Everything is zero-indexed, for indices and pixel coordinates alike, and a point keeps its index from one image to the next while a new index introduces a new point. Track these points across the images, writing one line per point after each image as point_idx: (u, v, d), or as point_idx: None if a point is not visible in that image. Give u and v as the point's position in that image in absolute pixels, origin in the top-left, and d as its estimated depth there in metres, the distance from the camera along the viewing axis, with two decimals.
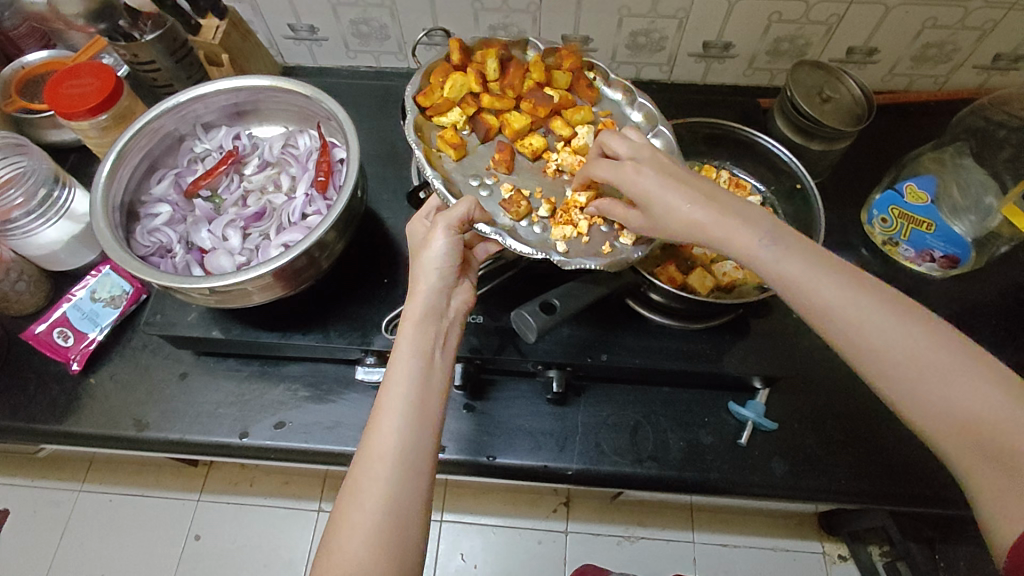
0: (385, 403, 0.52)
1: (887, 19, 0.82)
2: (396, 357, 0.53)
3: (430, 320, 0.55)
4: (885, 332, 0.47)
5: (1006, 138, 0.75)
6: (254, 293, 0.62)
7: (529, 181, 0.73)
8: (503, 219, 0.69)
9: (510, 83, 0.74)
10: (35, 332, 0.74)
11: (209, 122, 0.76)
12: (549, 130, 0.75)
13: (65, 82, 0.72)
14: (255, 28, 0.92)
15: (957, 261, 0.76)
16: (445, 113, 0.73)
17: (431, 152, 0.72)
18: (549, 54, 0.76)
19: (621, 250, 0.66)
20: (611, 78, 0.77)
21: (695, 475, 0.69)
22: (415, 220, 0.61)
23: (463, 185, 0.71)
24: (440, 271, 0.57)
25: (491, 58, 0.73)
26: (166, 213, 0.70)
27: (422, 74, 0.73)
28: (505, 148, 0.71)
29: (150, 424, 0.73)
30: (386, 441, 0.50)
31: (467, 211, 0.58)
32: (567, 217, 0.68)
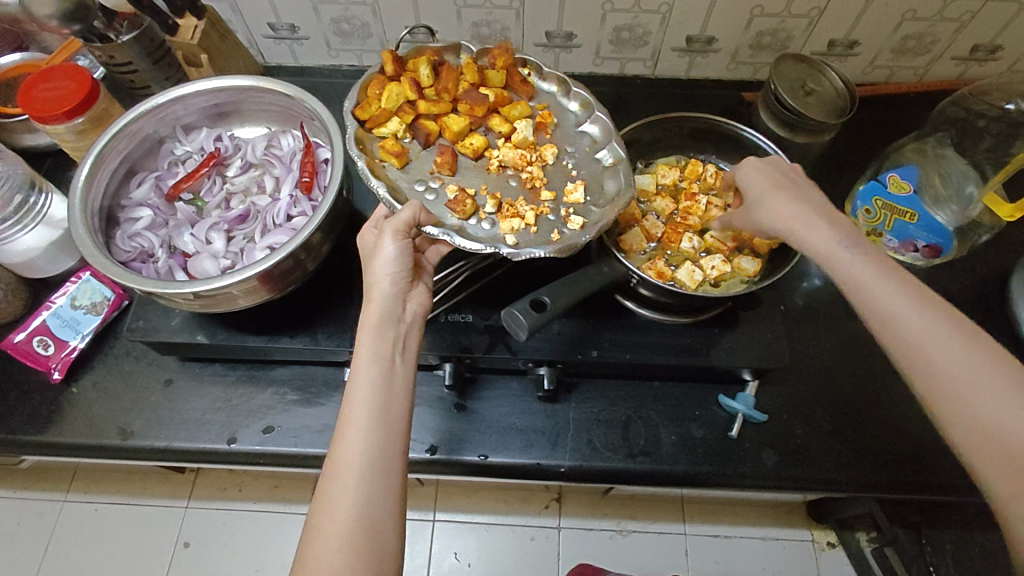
0: (348, 411, 0.51)
1: (867, 12, 0.83)
2: (357, 363, 0.53)
3: (387, 325, 0.55)
4: (945, 347, 0.48)
5: (985, 128, 0.77)
6: (240, 297, 0.61)
7: (474, 180, 0.72)
8: (450, 219, 0.68)
9: (445, 86, 0.73)
10: (14, 342, 0.72)
11: (190, 124, 0.75)
12: (489, 129, 0.74)
13: (38, 84, 0.70)
14: (234, 28, 0.90)
15: (939, 251, 0.77)
16: (384, 123, 0.71)
17: (374, 162, 0.69)
18: (481, 56, 0.77)
19: (570, 235, 0.67)
20: (544, 71, 0.77)
21: (687, 469, 0.70)
22: (365, 229, 0.60)
23: (410, 192, 0.69)
24: (393, 277, 0.56)
25: (424, 65, 0.73)
26: (148, 217, 0.69)
27: (359, 87, 0.72)
28: (447, 150, 0.70)
29: (135, 432, 0.72)
30: (352, 449, 0.49)
31: (413, 215, 0.57)
32: (513, 210, 0.68)
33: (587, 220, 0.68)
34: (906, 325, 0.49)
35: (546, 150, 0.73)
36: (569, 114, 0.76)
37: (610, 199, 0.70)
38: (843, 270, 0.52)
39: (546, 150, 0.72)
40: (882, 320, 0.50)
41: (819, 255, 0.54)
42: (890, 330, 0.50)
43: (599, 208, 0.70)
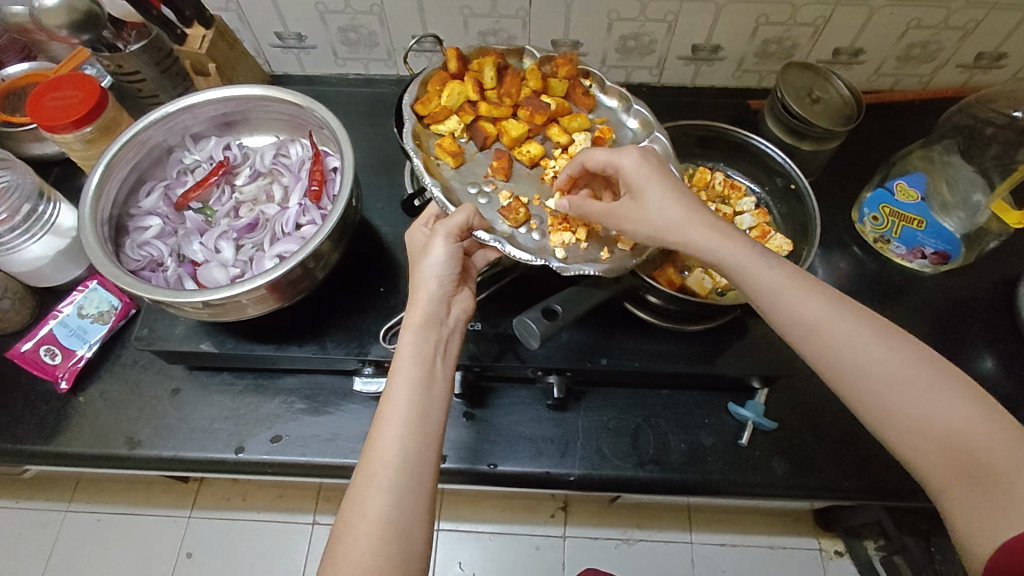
0: (387, 411, 0.53)
1: (872, 20, 0.83)
2: (399, 363, 0.55)
3: (430, 328, 0.57)
4: (862, 345, 0.49)
5: (993, 136, 0.76)
6: (248, 306, 0.61)
7: (527, 188, 0.73)
8: (501, 226, 0.69)
9: (507, 92, 0.75)
10: (21, 350, 0.72)
11: (199, 133, 0.75)
12: (546, 138, 0.76)
13: (47, 94, 0.71)
14: (241, 36, 0.91)
15: (948, 257, 0.77)
16: (442, 121, 0.73)
17: (429, 159, 0.71)
18: (545, 63, 0.77)
19: (619, 255, 0.67)
20: (607, 85, 0.77)
21: (697, 477, 0.69)
22: (415, 227, 0.64)
23: (462, 193, 0.71)
24: (439, 279, 0.59)
25: (489, 67, 0.74)
26: (156, 226, 0.69)
27: (419, 83, 0.74)
28: (503, 156, 0.72)
29: (142, 441, 0.71)
30: (388, 449, 0.51)
31: (466, 219, 0.60)
32: (565, 223, 0.69)
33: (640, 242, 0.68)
34: (827, 331, 0.51)
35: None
36: (627, 130, 0.76)
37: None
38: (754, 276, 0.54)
39: None
40: (803, 331, 0.51)
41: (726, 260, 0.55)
42: (811, 342, 0.51)
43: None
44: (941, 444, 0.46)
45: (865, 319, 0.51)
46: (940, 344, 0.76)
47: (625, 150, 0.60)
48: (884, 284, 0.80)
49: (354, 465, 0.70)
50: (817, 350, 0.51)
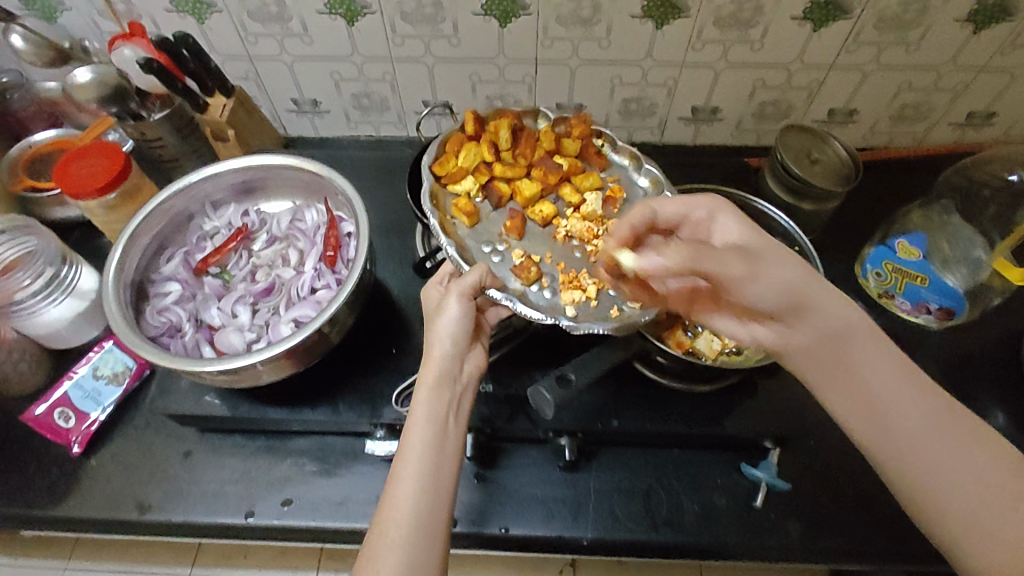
0: (401, 468, 0.53)
1: (864, 83, 0.87)
2: (413, 422, 0.55)
3: (444, 385, 0.57)
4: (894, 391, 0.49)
5: (990, 198, 0.79)
6: (264, 373, 0.62)
7: (541, 246, 0.74)
8: (514, 283, 0.70)
9: (522, 152, 0.77)
10: (35, 415, 0.73)
11: (219, 200, 0.77)
12: (559, 197, 0.77)
13: (74, 162, 0.73)
14: (259, 103, 0.95)
15: (952, 314, 0.77)
16: (459, 181, 0.76)
17: (445, 218, 0.74)
18: (560, 124, 0.81)
19: (629, 313, 0.69)
20: (618, 144, 0.79)
21: (712, 540, 0.68)
22: (430, 285, 0.64)
23: (476, 251, 0.73)
24: (453, 337, 0.59)
25: (504, 128, 0.77)
26: (176, 291, 0.71)
27: (439, 143, 0.76)
28: (516, 216, 0.73)
29: (152, 506, 0.71)
30: (401, 507, 0.51)
31: (479, 278, 0.62)
32: (575, 281, 0.71)
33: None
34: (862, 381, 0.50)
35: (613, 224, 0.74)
36: (638, 189, 0.78)
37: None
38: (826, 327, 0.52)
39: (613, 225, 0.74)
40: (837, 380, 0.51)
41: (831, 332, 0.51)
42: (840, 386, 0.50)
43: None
44: None
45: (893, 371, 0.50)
46: None
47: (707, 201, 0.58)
48: None
49: (363, 529, 0.69)
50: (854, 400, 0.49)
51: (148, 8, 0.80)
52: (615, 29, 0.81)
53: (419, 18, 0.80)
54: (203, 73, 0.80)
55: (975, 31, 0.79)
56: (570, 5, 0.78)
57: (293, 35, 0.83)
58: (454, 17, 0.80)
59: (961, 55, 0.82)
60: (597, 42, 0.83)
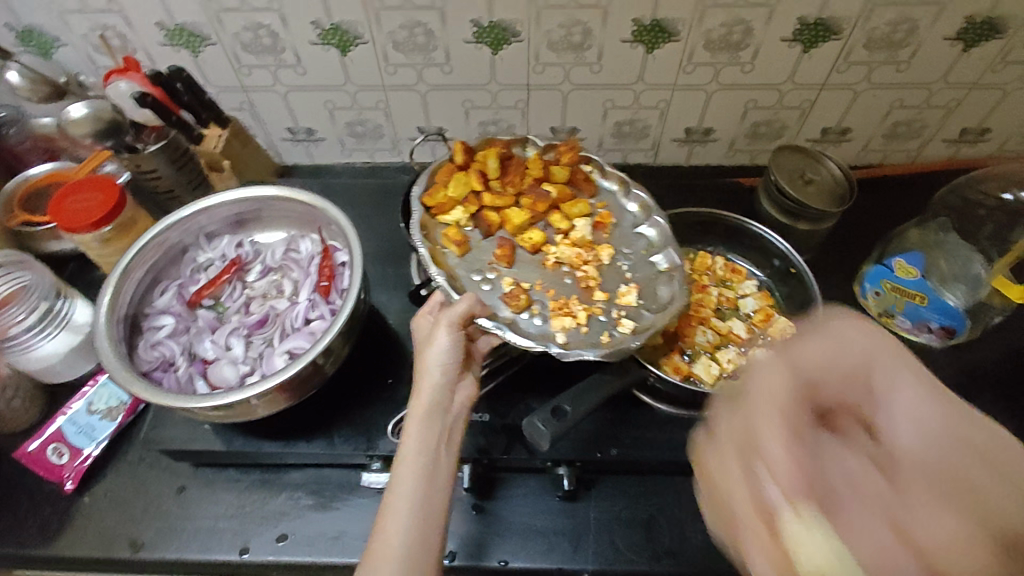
0: (391, 500, 0.53)
1: (856, 102, 0.87)
2: (403, 456, 0.54)
3: (435, 416, 0.57)
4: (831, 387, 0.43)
5: (986, 216, 0.79)
6: (258, 407, 0.62)
7: (530, 274, 0.74)
8: (504, 311, 0.70)
9: (511, 181, 0.77)
10: (28, 450, 0.73)
11: (213, 232, 0.78)
12: (548, 225, 0.77)
13: (69, 196, 0.73)
14: (254, 133, 0.96)
15: (954, 332, 0.77)
16: (448, 211, 0.76)
17: (436, 249, 0.73)
18: (548, 151, 0.80)
19: (619, 339, 0.68)
20: (606, 169, 0.79)
21: (716, 570, 0.67)
22: (421, 315, 0.64)
23: (466, 280, 0.72)
24: (443, 367, 0.59)
25: (492, 157, 0.77)
26: (169, 325, 0.70)
27: (429, 173, 0.76)
28: (506, 243, 0.74)
29: (145, 544, 0.70)
30: (391, 542, 0.51)
31: (469, 307, 0.61)
32: (566, 308, 0.70)
33: (638, 326, 0.69)
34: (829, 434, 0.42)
35: (603, 251, 0.74)
36: (628, 214, 0.78)
37: (662, 305, 0.70)
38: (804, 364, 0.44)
39: (602, 250, 0.74)
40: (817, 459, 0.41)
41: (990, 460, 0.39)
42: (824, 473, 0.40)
43: (651, 314, 0.70)
44: None
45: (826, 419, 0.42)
46: None
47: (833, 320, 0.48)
48: None
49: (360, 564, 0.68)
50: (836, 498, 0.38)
51: (143, 43, 0.81)
52: (606, 54, 0.81)
53: (411, 47, 0.81)
54: (197, 105, 0.81)
55: (965, 48, 0.79)
56: (561, 31, 0.78)
57: (287, 65, 0.84)
58: (446, 45, 0.81)
59: (952, 73, 0.82)
60: (589, 67, 0.83)
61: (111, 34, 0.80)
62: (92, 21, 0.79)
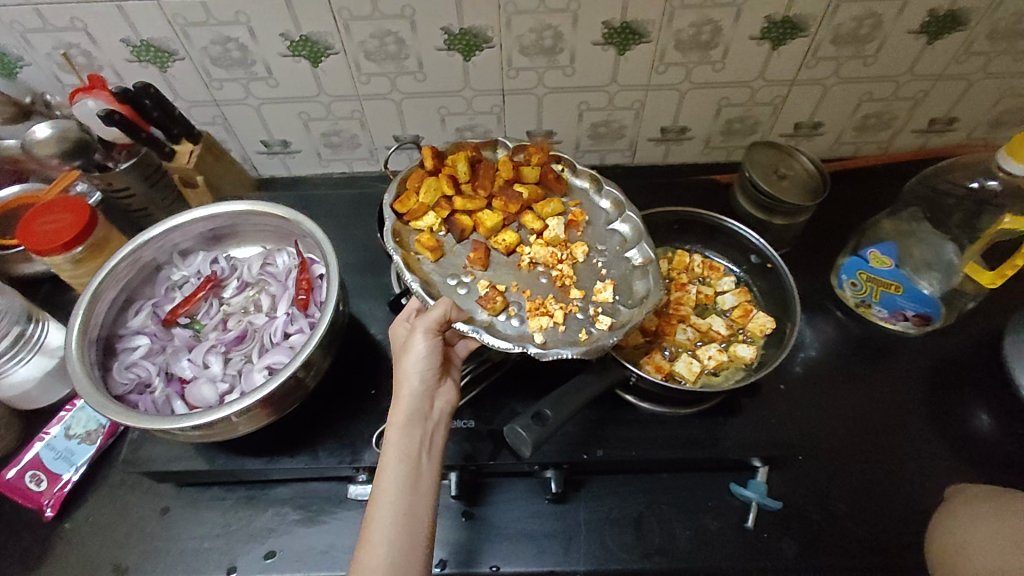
0: (375, 511, 0.53)
1: (826, 96, 0.88)
2: (385, 464, 0.55)
3: (415, 423, 0.57)
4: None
5: (955, 206, 0.79)
6: (238, 424, 0.61)
7: (505, 275, 0.74)
8: (480, 315, 0.69)
9: (481, 184, 0.77)
10: (5, 479, 0.71)
11: (187, 249, 0.77)
12: (522, 225, 0.77)
13: (38, 218, 0.72)
14: (228, 147, 0.95)
15: (929, 319, 0.78)
16: (421, 217, 0.75)
17: (409, 255, 0.72)
18: (518, 152, 0.81)
19: (597, 336, 0.68)
20: (577, 168, 0.80)
21: (706, 565, 0.67)
22: (398, 323, 0.65)
23: (442, 286, 0.71)
24: (421, 374, 0.59)
25: (461, 162, 0.77)
26: (145, 345, 0.69)
27: (398, 181, 0.76)
28: (480, 247, 0.73)
29: (129, 568, 0.69)
30: (376, 552, 0.51)
31: (444, 312, 0.60)
32: (543, 308, 0.69)
33: (615, 321, 0.69)
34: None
35: (577, 248, 0.74)
36: (601, 212, 0.78)
37: (638, 299, 0.70)
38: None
39: (577, 248, 0.74)
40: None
41: None
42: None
43: (627, 309, 0.70)
44: None
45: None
46: (934, 405, 0.76)
47: None
48: (868, 349, 0.81)
49: None
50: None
51: (109, 60, 0.80)
52: (578, 57, 0.81)
53: (383, 55, 0.81)
54: (167, 121, 0.80)
55: (929, 41, 0.80)
56: (532, 35, 0.78)
57: (258, 78, 0.83)
58: (418, 53, 0.81)
59: (918, 65, 0.84)
60: (562, 70, 0.83)
61: (75, 52, 0.79)
62: (55, 39, 0.77)
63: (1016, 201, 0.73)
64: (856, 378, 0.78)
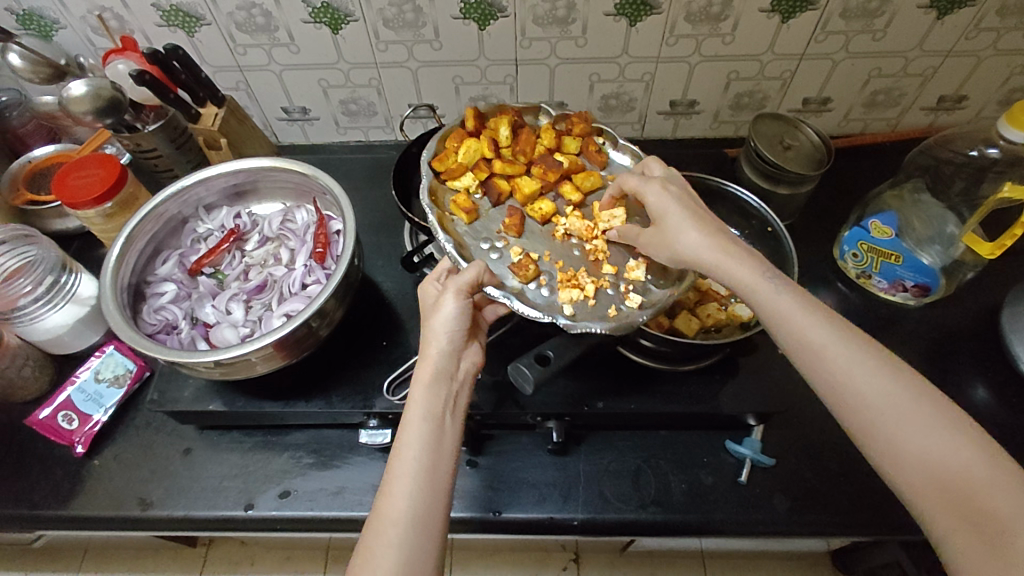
0: (397, 464, 0.53)
1: (835, 72, 0.90)
2: (408, 419, 0.55)
3: (440, 382, 0.57)
4: (872, 383, 0.50)
5: (955, 173, 0.81)
6: (257, 362, 0.65)
7: (539, 244, 0.76)
8: (512, 281, 0.72)
9: (522, 149, 0.79)
10: (39, 417, 0.75)
11: (212, 204, 0.80)
12: (559, 195, 0.79)
13: (72, 173, 0.76)
14: (251, 113, 0.98)
15: (928, 290, 0.80)
16: (458, 177, 0.78)
17: (444, 215, 0.75)
18: (559, 122, 0.83)
19: (627, 313, 0.70)
20: (619, 143, 0.81)
21: (700, 517, 0.70)
22: (427, 283, 0.64)
23: (474, 248, 0.75)
24: (450, 334, 0.60)
25: (504, 126, 0.79)
26: (172, 291, 0.73)
27: (438, 141, 0.79)
28: (515, 213, 0.76)
29: (154, 502, 0.73)
30: (398, 504, 0.51)
31: (476, 275, 0.62)
32: (574, 280, 0.72)
33: (645, 300, 0.71)
34: (892, 440, 0.48)
35: None
36: None
37: (670, 279, 0.72)
38: (763, 304, 0.55)
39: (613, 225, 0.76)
40: (941, 481, 0.46)
41: (743, 289, 0.56)
42: (979, 496, 0.44)
43: (658, 289, 0.72)
44: (943, 470, 0.46)
45: (954, 419, 0.47)
46: (929, 372, 0.78)
47: (653, 181, 0.64)
48: (866, 319, 0.82)
49: (359, 518, 0.71)
50: (995, 512, 0.43)
51: (140, 24, 0.84)
52: (590, 27, 0.83)
53: (401, 23, 0.83)
54: (194, 84, 0.83)
55: (938, 16, 0.81)
56: (546, 5, 0.80)
57: (280, 44, 0.86)
58: (435, 21, 0.83)
59: (927, 41, 0.84)
60: (574, 41, 0.85)
61: (108, 15, 0.83)
62: (89, 3, 0.81)
63: (1013, 168, 0.75)
64: None
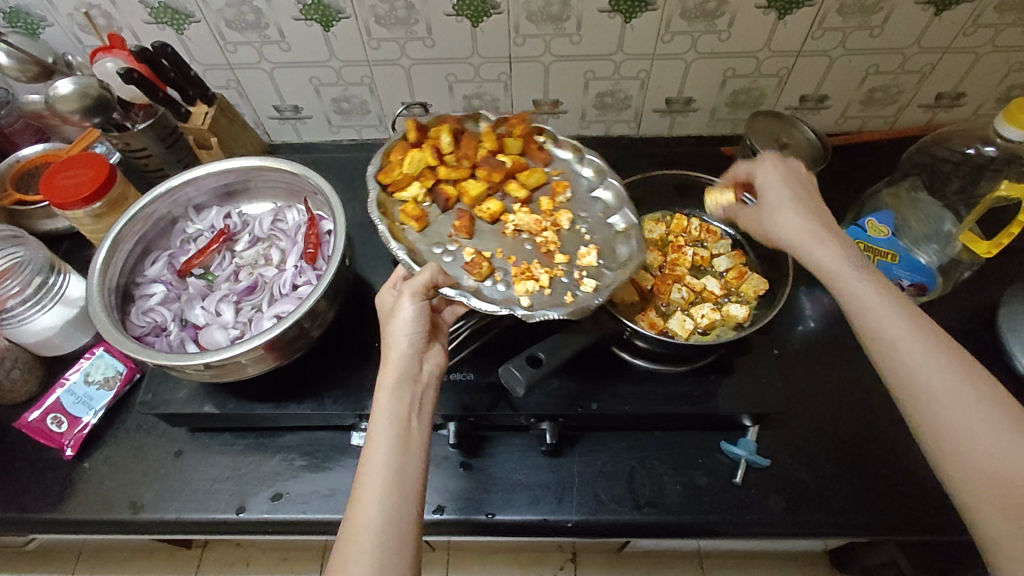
0: (365, 470, 0.52)
1: (832, 69, 0.89)
2: (374, 425, 0.54)
3: (404, 387, 0.56)
4: (944, 378, 0.49)
5: (952, 171, 0.81)
6: (247, 364, 0.64)
7: (490, 243, 0.75)
8: (467, 281, 0.70)
9: (464, 154, 0.79)
10: (29, 419, 0.74)
11: (201, 204, 0.79)
12: (506, 194, 0.79)
13: (60, 173, 0.75)
14: (242, 111, 0.97)
15: (925, 290, 0.78)
16: (405, 187, 0.77)
17: (394, 225, 0.74)
18: (499, 125, 0.82)
19: (583, 298, 0.69)
20: (559, 139, 0.82)
21: (695, 518, 0.69)
22: (384, 290, 0.63)
23: (428, 254, 0.73)
24: (409, 337, 0.59)
25: (444, 134, 0.79)
26: (161, 293, 0.72)
27: (381, 155, 0.78)
28: (464, 215, 0.75)
29: (144, 505, 0.72)
30: (368, 511, 0.50)
31: (429, 278, 0.61)
32: (528, 272, 0.71)
33: (600, 284, 0.70)
34: (951, 434, 0.48)
35: (561, 216, 0.76)
36: (582, 180, 0.80)
37: (621, 263, 0.72)
38: (847, 293, 0.55)
39: (561, 216, 0.76)
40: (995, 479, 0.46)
41: (825, 272, 0.56)
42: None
43: (611, 272, 0.72)
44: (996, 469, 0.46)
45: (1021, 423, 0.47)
46: None
47: (765, 159, 0.64)
48: None
49: None
50: None
51: (128, 21, 0.83)
52: (585, 24, 0.82)
53: (392, 20, 0.82)
54: (184, 82, 0.82)
55: (936, 13, 0.80)
56: (540, 2, 0.79)
57: (271, 42, 0.85)
58: (427, 18, 0.82)
59: (925, 37, 0.84)
60: (568, 38, 0.84)
61: (96, 12, 0.82)
62: None
63: (1011, 166, 0.75)
64: (849, 347, 0.80)
